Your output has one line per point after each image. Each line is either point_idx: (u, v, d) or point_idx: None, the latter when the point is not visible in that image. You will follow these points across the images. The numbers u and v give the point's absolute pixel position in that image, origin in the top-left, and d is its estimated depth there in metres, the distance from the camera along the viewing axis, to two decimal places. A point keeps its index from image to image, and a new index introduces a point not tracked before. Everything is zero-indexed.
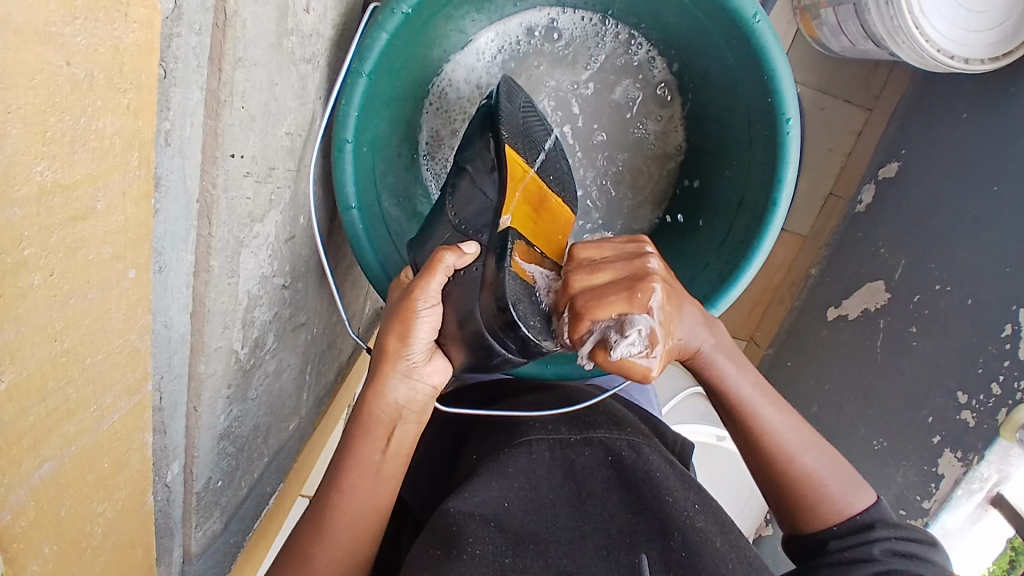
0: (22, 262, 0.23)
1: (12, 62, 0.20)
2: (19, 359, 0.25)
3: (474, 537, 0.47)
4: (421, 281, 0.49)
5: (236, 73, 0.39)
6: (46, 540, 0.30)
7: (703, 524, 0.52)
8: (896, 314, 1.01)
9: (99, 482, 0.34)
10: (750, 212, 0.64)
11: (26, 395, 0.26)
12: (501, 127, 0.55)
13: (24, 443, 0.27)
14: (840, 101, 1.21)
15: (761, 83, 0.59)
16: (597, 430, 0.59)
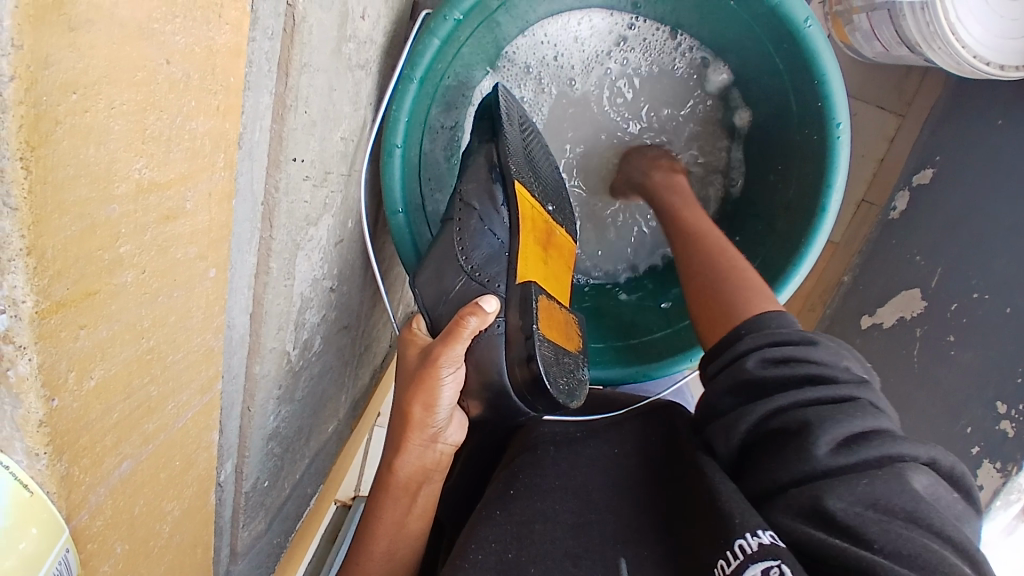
0: (118, 259, 0.24)
1: (117, 58, 0.21)
2: (109, 356, 0.25)
3: (476, 544, 0.49)
4: (445, 347, 0.51)
5: (302, 78, 0.40)
6: (119, 540, 0.31)
7: (690, 505, 0.49)
8: (933, 322, 1.00)
9: (170, 481, 0.34)
10: (797, 216, 0.64)
11: (113, 393, 0.27)
12: (507, 163, 0.58)
13: (106, 442, 0.27)
14: (872, 106, 1.17)
15: (812, 87, 0.59)
16: (601, 425, 0.61)
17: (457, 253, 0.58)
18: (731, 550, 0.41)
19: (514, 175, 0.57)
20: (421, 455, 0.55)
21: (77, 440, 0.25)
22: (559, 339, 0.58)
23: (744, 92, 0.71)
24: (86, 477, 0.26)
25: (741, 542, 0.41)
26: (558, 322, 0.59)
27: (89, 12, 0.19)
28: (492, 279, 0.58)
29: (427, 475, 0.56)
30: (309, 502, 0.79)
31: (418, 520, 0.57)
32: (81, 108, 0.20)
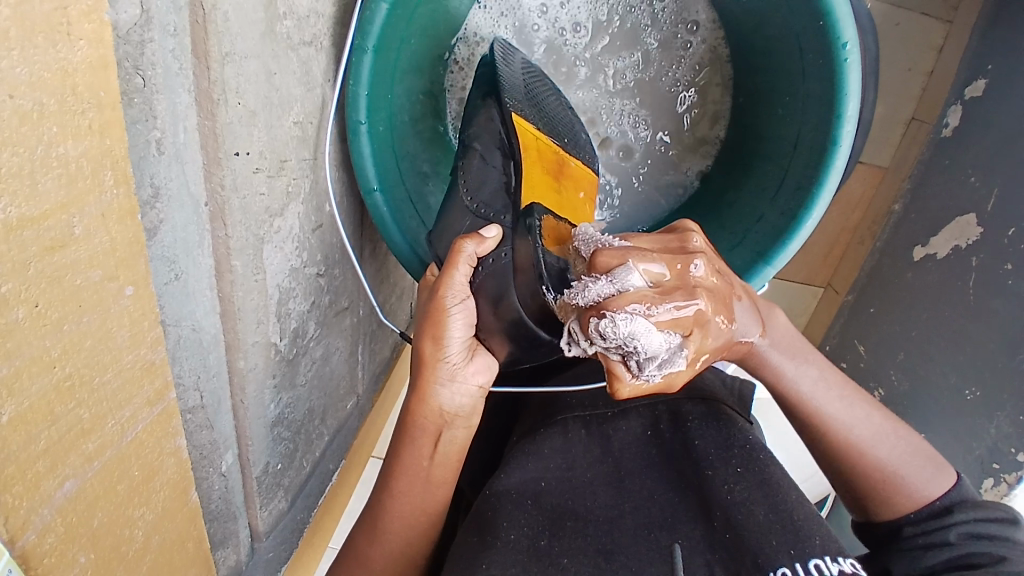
0: (1, 298, 0.23)
1: None
2: (19, 391, 0.25)
3: (508, 522, 0.47)
4: (446, 275, 0.50)
5: (226, 69, 0.38)
6: (80, 551, 0.31)
7: (745, 496, 0.48)
8: (989, 250, 0.92)
9: (133, 490, 0.35)
10: (808, 153, 0.58)
11: (34, 423, 0.27)
12: (503, 96, 0.58)
13: (39, 467, 0.28)
14: (916, 14, 1.05)
15: (811, 7, 0.52)
16: (633, 401, 0.59)
17: (464, 196, 0.58)
18: (806, 570, 0.42)
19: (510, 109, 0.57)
20: (443, 400, 0.50)
21: (1, 470, 0.25)
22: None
23: (740, 16, 0.63)
24: (24, 501, 0.27)
25: (818, 563, 0.43)
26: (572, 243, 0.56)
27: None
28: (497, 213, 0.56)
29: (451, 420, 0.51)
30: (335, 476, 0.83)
31: (443, 468, 0.53)
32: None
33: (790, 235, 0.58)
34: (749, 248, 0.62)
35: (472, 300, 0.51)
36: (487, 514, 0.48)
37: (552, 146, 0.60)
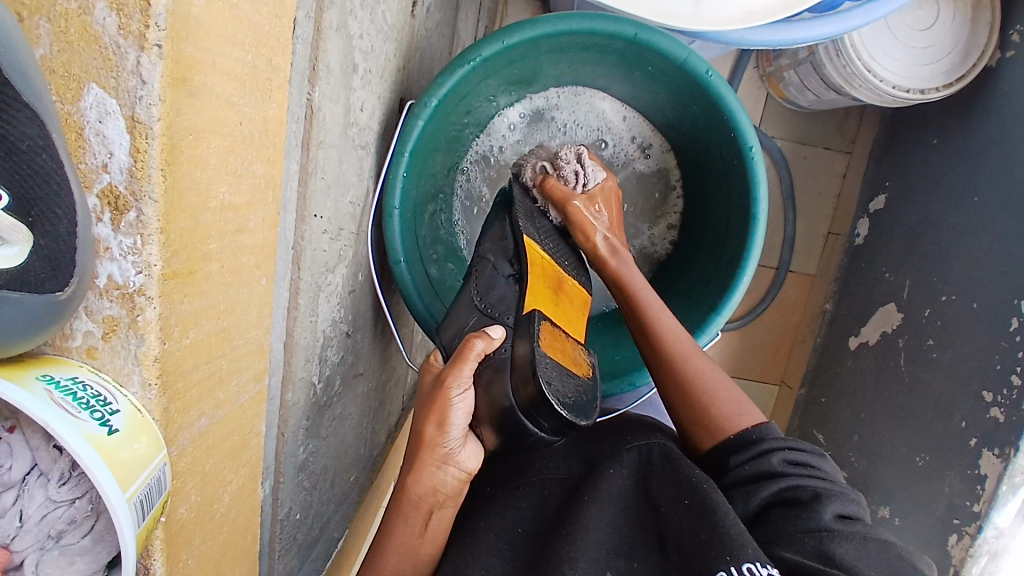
0: (208, 252, 0.34)
1: (210, 115, 0.31)
2: (198, 324, 0.34)
3: (482, 569, 0.59)
4: (454, 368, 0.57)
5: (318, 151, 0.53)
6: (193, 488, 0.37)
7: (691, 525, 0.57)
8: (911, 330, 1.20)
9: (232, 453, 0.41)
10: (738, 229, 0.75)
11: (200, 354, 0.35)
12: (517, 220, 0.69)
13: (193, 394, 0.35)
14: (820, 148, 1.45)
15: (726, 123, 0.72)
16: (603, 453, 0.68)
17: (472, 293, 0.67)
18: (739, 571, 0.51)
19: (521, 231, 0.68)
20: (434, 478, 0.59)
21: (176, 383, 0.33)
22: (566, 365, 0.63)
23: (676, 137, 0.83)
24: (178, 417, 0.33)
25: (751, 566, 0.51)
26: (564, 348, 0.64)
27: (200, 82, 0.30)
28: (503, 315, 0.65)
29: (440, 496, 0.60)
30: (336, 545, 0.86)
31: (432, 536, 0.63)
32: (193, 143, 0.30)
33: (723, 306, 0.73)
34: (704, 305, 0.76)
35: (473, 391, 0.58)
36: (464, 562, 0.60)
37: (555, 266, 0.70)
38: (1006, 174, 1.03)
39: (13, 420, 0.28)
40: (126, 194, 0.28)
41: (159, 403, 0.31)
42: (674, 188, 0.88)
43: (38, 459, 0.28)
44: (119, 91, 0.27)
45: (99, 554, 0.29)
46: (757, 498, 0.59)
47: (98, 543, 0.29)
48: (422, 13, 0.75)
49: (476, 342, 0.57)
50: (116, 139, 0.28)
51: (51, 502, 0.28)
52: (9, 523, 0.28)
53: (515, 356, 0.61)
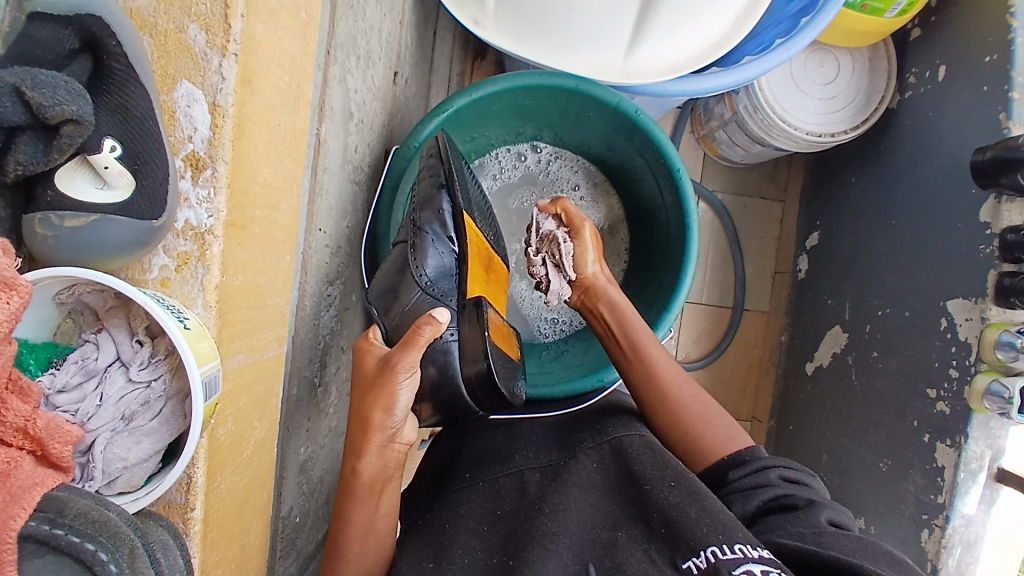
0: (254, 216, 0.43)
1: (262, 110, 0.43)
2: (245, 272, 0.43)
3: (462, 550, 0.58)
4: (402, 356, 0.54)
5: (323, 176, 0.64)
6: (229, 417, 0.44)
7: (677, 499, 0.57)
8: (858, 346, 1.32)
9: (256, 402, 0.48)
10: (677, 238, 0.90)
11: (244, 299, 0.43)
12: (456, 193, 0.66)
13: (237, 330, 0.43)
14: (757, 197, 1.61)
15: (656, 153, 0.88)
16: (583, 443, 0.68)
17: (413, 270, 0.64)
18: (732, 549, 0.51)
19: (461, 207, 0.65)
20: (381, 455, 0.58)
21: (228, 312, 0.41)
22: (506, 351, 0.69)
23: (620, 173, 0.99)
24: (226, 343, 0.41)
25: (742, 545, 0.51)
26: (502, 335, 0.69)
27: (259, 87, 0.42)
28: (445, 295, 0.65)
29: (390, 473, 0.59)
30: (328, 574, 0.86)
31: (385, 519, 0.61)
32: (249, 127, 0.41)
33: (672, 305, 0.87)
34: (660, 304, 0.89)
35: (419, 374, 0.57)
36: (444, 545, 0.59)
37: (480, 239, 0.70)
38: (914, 198, 1.20)
39: (100, 325, 0.38)
40: (204, 157, 0.39)
41: (216, 322, 0.40)
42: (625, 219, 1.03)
43: (120, 353, 0.37)
44: (204, 85, 0.39)
45: (161, 434, 0.37)
46: (755, 499, 0.64)
47: (162, 425, 0.37)
48: (401, 82, 0.90)
49: (424, 329, 0.54)
50: (200, 119, 0.39)
51: (129, 384, 0.37)
52: (92, 403, 0.36)
53: (465, 339, 0.64)
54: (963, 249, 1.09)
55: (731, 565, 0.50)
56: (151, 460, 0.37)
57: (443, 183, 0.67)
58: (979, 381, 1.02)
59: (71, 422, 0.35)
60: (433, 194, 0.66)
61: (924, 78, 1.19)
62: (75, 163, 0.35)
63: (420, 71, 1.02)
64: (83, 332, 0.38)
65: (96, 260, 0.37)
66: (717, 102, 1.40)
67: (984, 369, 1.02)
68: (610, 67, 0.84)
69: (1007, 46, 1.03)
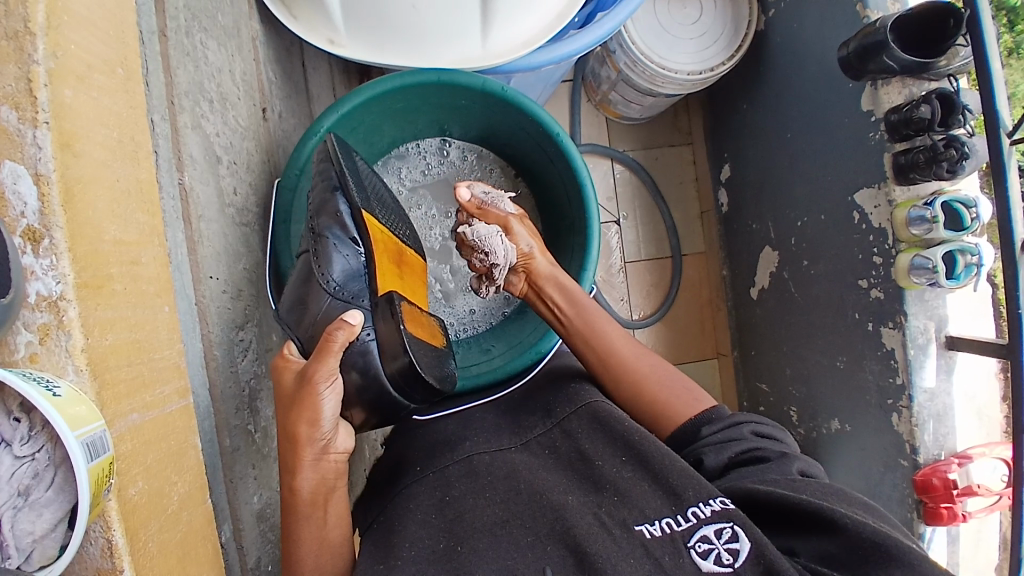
0: (111, 275, 0.43)
1: (92, 170, 0.43)
2: (114, 331, 0.43)
3: (409, 543, 0.55)
4: (316, 366, 0.55)
5: (200, 225, 0.63)
6: (137, 475, 0.44)
7: (631, 475, 0.59)
8: (789, 260, 1.37)
9: (170, 456, 0.48)
10: (576, 199, 0.93)
11: (122, 356, 0.44)
12: (354, 196, 0.66)
13: (121, 389, 0.43)
14: (666, 146, 1.64)
15: (535, 124, 0.91)
16: (534, 431, 0.67)
17: (318, 277, 0.63)
18: (686, 517, 0.53)
19: (358, 207, 0.66)
20: (317, 469, 0.60)
21: (104, 371, 0.41)
22: (425, 338, 0.71)
23: (512, 153, 1.02)
24: (110, 404, 0.42)
25: (694, 510, 0.54)
26: (420, 324, 0.72)
27: (84, 149, 0.42)
28: (356, 296, 0.65)
29: (330, 484, 0.61)
30: None
31: (337, 529, 0.62)
32: (80, 189, 0.41)
33: (588, 261, 0.90)
34: (576, 263, 0.92)
35: (339, 381, 0.58)
36: (391, 539, 0.56)
37: (383, 233, 0.70)
38: (800, 109, 1.26)
39: None
40: (38, 228, 0.39)
41: (93, 384, 0.40)
42: (530, 196, 1.07)
43: (1, 434, 0.37)
44: (22, 158, 0.39)
45: (61, 501, 0.37)
46: (728, 452, 0.63)
47: (59, 493, 0.38)
48: (273, 117, 0.90)
49: (337, 336, 0.54)
50: (27, 193, 0.39)
51: (16, 461, 0.37)
52: None
53: (382, 336, 0.65)
54: (855, 143, 1.14)
55: (686, 535, 0.52)
56: (59, 529, 0.38)
57: (338, 186, 0.67)
58: (903, 259, 1.07)
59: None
60: (329, 198, 0.67)
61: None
62: None
63: (295, 104, 1.02)
64: None
65: None
66: (601, 66, 1.42)
67: (905, 248, 1.08)
68: (471, 55, 0.87)
69: None
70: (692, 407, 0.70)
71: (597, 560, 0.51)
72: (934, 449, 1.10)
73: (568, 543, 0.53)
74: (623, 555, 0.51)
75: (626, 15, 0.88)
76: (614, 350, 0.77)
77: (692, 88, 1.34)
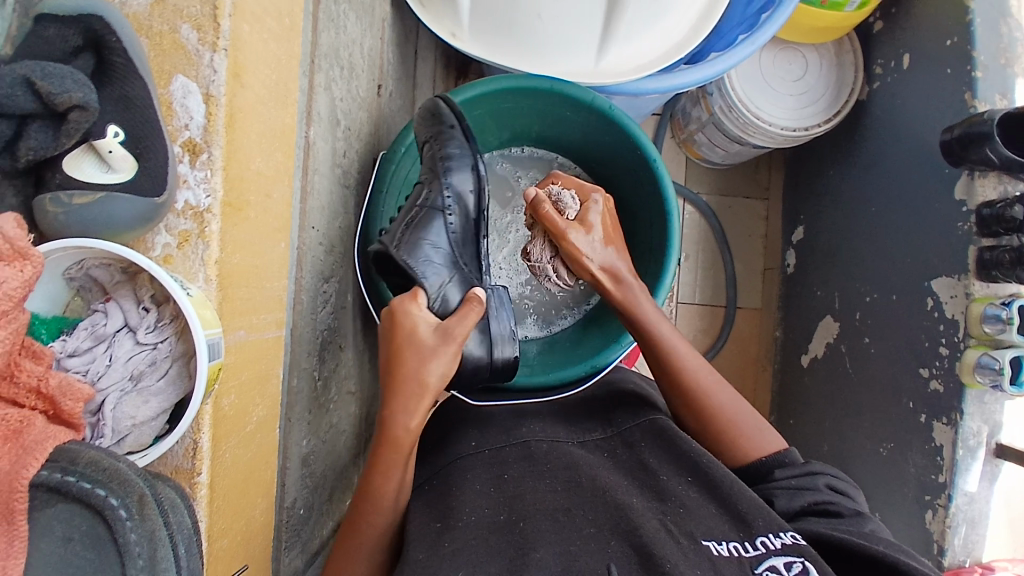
0: (247, 201, 0.47)
1: (252, 103, 0.46)
2: (241, 253, 0.46)
3: (469, 508, 0.57)
4: (463, 326, 0.63)
5: (313, 177, 0.67)
6: (230, 390, 0.47)
7: (697, 494, 0.59)
8: (849, 334, 1.28)
9: (254, 381, 0.51)
10: (658, 225, 0.94)
11: (242, 277, 0.47)
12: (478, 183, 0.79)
13: (236, 307, 0.46)
14: (741, 196, 1.53)
15: (632, 145, 0.93)
16: (591, 435, 0.68)
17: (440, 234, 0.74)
18: (755, 545, 0.53)
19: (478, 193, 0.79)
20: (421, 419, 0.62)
21: (229, 287, 0.45)
22: None
23: (599, 171, 1.04)
24: (227, 318, 0.45)
25: (764, 539, 0.53)
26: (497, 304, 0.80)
27: (250, 83, 0.46)
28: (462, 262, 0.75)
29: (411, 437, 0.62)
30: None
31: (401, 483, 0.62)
32: (239, 117, 0.45)
33: (660, 286, 0.91)
34: (647, 285, 0.93)
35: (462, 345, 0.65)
36: (451, 504, 0.58)
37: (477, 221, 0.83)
38: (889, 183, 1.19)
39: (107, 296, 0.42)
40: (200, 142, 0.43)
41: (217, 295, 0.43)
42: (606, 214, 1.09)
43: (128, 319, 0.41)
44: (198, 77, 0.43)
45: (167, 394, 0.41)
46: (800, 500, 0.62)
47: (168, 386, 0.41)
48: (386, 94, 0.95)
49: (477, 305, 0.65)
50: (195, 108, 0.43)
51: (137, 346, 0.41)
52: (102, 363, 0.41)
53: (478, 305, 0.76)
54: (938, 230, 1.09)
55: (754, 562, 0.51)
56: (159, 419, 0.41)
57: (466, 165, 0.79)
58: (970, 355, 1.02)
59: (84, 381, 0.40)
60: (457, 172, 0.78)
61: (890, 69, 1.20)
62: (81, 149, 0.40)
63: (403, 86, 1.07)
64: (93, 304, 0.42)
65: (107, 235, 0.40)
66: (693, 105, 1.37)
67: (973, 344, 1.02)
68: (582, 67, 0.90)
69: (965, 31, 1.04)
70: (759, 448, 0.69)
71: (665, 563, 0.50)
72: (961, 555, 1.03)
73: (632, 542, 0.53)
74: (690, 562, 0.51)
75: (740, 58, 0.89)
76: (689, 374, 0.74)
77: (781, 145, 1.28)
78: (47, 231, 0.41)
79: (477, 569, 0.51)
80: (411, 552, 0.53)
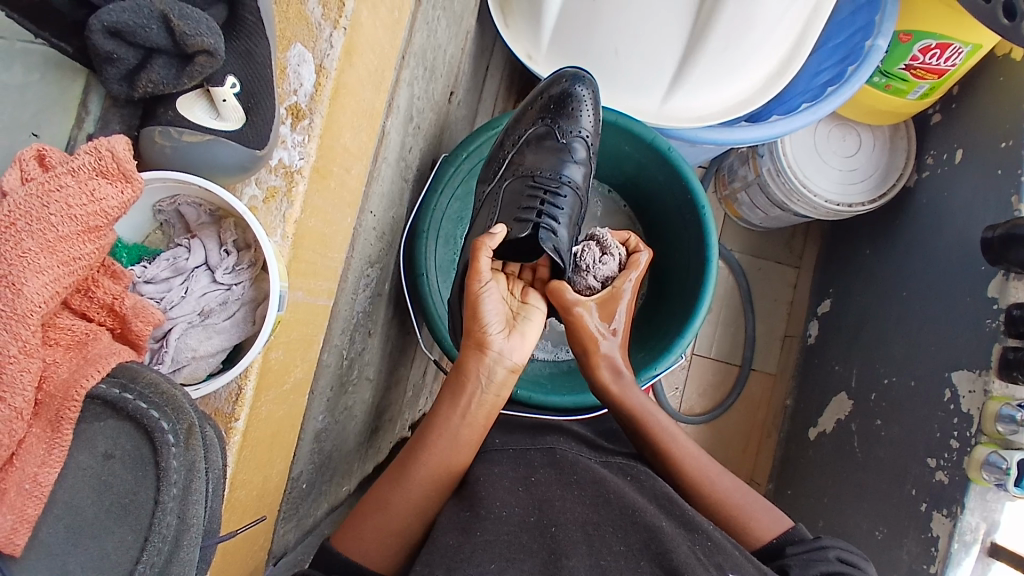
0: (331, 172, 0.49)
1: (354, 82, 0.49)
2: (316, 217, 0.49)
3: (500, 502, 0.59)
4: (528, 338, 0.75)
5: (381, 163, 0.70)
6: (279, 345, 0.49)
7: (720, 535, 0.61)
8: (862, 414, 1.24)
9: (298, 342, 0.52)
10: (695, 270, 0.95)
11: (311, 240, 0.49)
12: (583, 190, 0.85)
13: (300, 268, 0.48)
14: (772, 261, 1.53)
15: (684, 189, 0.95)
16: (614, 458, 0.71)
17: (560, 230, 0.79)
18: None
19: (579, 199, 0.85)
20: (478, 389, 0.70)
21: (300, 247, 0.47)
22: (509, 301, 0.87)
23: (647, 208, 1.06)
24: (293, 275, 0.47)
25: None
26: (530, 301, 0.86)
27: (356, 63, 0.49)
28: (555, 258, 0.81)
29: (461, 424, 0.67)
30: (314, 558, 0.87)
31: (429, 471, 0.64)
32: (342, 92, 0.48)
33: (688, 330, 0.92)
34: (676, 327, 0.94)
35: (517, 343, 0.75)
36: (480, 492, 0.60)
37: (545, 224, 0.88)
38: (926, 270, 1.17)
39: (191, 234, 0.45)
40: (304, 108, 0.46)
41: (289, 252, 0.45)
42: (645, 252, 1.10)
43: (208, 258, 0.44)
44: (315, 49, 0.46)
45: (230, 333, 0.44)
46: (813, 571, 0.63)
47: (233, 326, 0.44)
48: (455, 101, 0.99)
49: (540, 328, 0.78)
50: (305, 77, 0.46)
51: (212, 284, 0.44)
52: (177, 294, 0.43)
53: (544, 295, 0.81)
54: (966, 322, 1.06)
55: None
56: (219, 354, 0.44)
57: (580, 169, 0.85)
58: (979, 450, 0.97)
59: (156, 307, 0.42)
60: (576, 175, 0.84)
61: (941, 160, 1.18)
62: (195, 95, 0.42)
63: (471, 98, 1.10)
64: (176, 238, 0.45)
65: (204, 176, 0.43)
66: (741, 163, 1.37)
67: (984, 441, 0.98)
68: (646, 110, 0.93)
69: (1021, 132, 1.03)
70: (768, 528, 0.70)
71: None
72: None
73: (662, 563, 0.55)
74: None
75: (798, 125, 0.91)
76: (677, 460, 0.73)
77: (822, 217, 1.28)
78: (145, 163, 0.44)
79: (510, 564, 0.53)
80: (442, 537, 0.56)
